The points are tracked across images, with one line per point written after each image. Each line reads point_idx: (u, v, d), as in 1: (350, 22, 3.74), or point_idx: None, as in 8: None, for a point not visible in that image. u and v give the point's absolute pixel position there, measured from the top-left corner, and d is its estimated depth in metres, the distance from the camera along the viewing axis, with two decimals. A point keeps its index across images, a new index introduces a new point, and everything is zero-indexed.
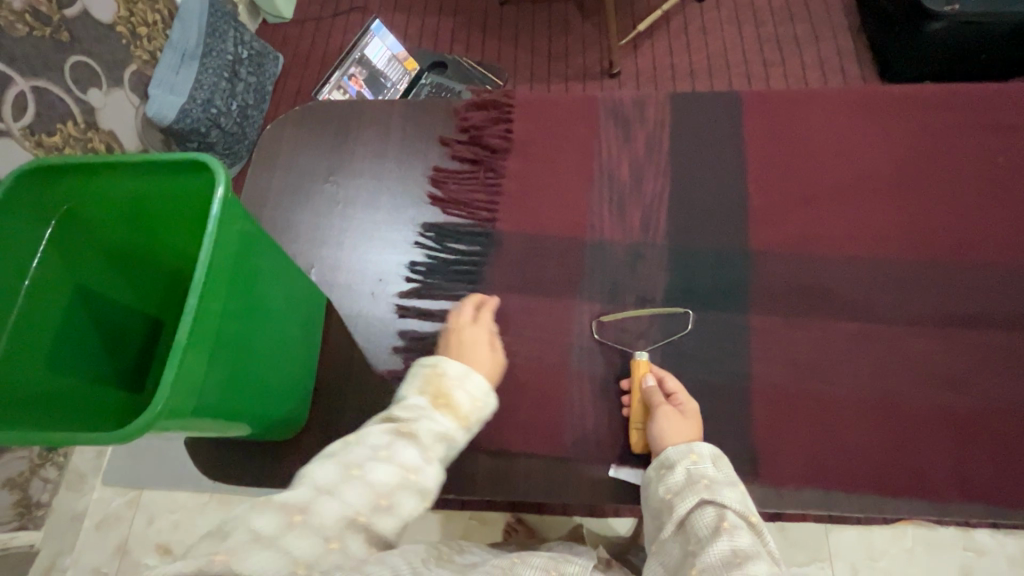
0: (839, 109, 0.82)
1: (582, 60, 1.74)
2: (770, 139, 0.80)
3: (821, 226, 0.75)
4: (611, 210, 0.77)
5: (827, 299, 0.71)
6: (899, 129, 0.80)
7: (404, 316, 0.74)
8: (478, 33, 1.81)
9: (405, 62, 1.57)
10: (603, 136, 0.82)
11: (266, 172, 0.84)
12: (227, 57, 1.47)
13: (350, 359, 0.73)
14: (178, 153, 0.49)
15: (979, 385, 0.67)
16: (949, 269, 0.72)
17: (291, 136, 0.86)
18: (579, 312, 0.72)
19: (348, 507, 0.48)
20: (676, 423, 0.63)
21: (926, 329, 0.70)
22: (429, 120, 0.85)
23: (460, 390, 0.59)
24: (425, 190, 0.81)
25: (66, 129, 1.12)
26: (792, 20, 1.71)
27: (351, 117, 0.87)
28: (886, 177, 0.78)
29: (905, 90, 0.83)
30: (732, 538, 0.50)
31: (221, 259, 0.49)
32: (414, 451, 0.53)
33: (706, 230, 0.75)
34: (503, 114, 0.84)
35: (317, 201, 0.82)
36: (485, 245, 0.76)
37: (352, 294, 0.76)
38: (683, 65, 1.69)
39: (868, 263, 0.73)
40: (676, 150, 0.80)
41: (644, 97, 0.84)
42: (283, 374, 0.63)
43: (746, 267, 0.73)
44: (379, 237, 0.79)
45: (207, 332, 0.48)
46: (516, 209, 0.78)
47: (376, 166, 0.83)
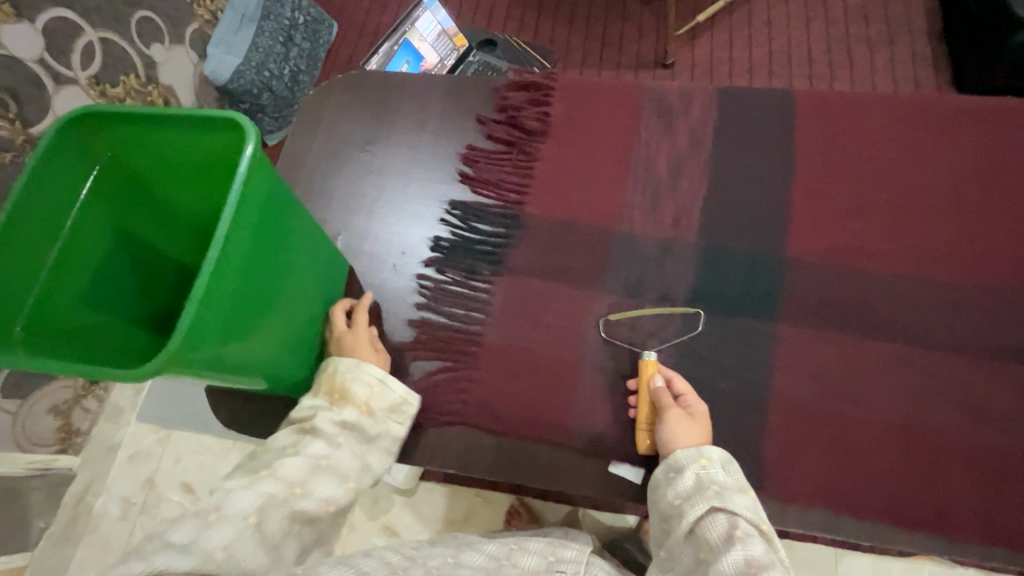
0: (901, 116, 0.77)
1: (636, 47, 1.70)
2: (821, 142, 0.76)
3: (864, 238, 0.71)
4: (644, 203, 0.75)
5: (862, 316, 0.68)
6: (964, 141, 0.75)
7: (421, 290, 0.75)
8: (532, 12, 1.78)
9: (454, 38, 1.61)
10: (643, 126, 0.79)
11: (304, 135, 0.86)
12: (284, 22, 1.49)
13: None
14: (216, 110, 0.50)
15: (1016, 423, 0.63)
16: (1000, 297, 0.68)
17: (332, 101, 0.87)
18: (597, 303, 0.71)
19: (261, 492, 0.54)
20: (688, 427, 0.61)
21: (966, 358, 0.65)
22: (468, 98, 0.85)
23: (356, 382, 0.63)
24: (457, 167, 0.81)
25: (129, 81, 1.17)
26: (867, 18, 1.61)
27: (392, 88, 0.87)
28: (942, 193, 0.73)
29: (977, 100, 0.77)
30: (746, 547, 0.52)
31: (245, 217, 0.50)
32: (321, 445, 0.59)
33: (742, 232, 0.72)
34: (543, 96, 0.83)
35: (350, 168, 0.83)
36: (510, 227, 0.76)
37: (375, 262, 0.77)
38: (742, 60, 1.62)
39: (911, 282, 0.69)
40: (718, 146, 0.77)
41: (691, 87, 0.80)
42: (300, 332, 0.65)
43: (780, 275, 0.70)
44: (407, 210, 0.80)
45: (227, 280, 0.50)
46: (545, 192, 0.77)
47: (411, 138, 0.84)
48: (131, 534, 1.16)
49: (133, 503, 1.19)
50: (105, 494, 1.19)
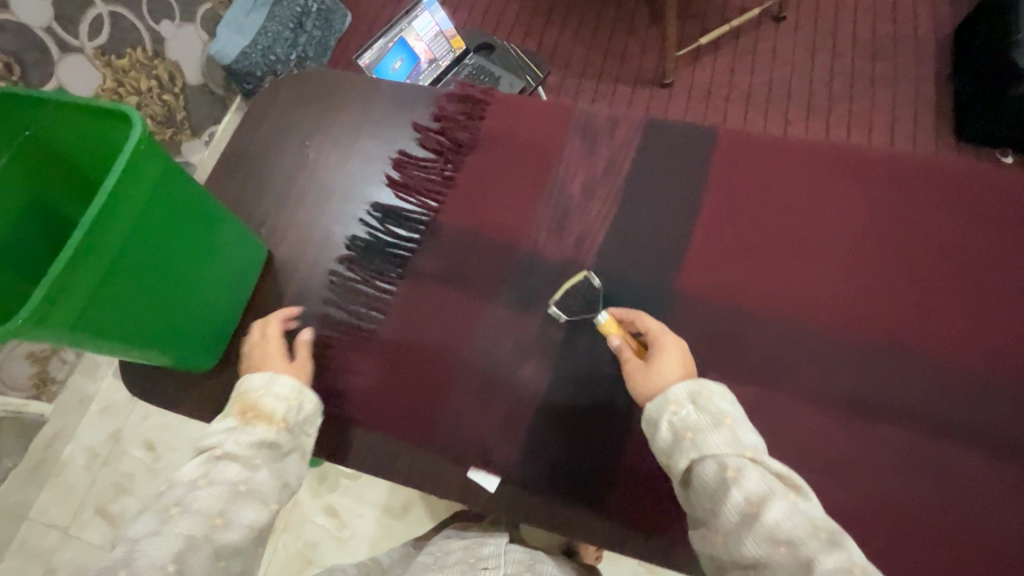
0: (821, 164, 0.77)
1: (638, 63, 1.70)
2: (735, 181, 0.77)
3: (757, 280, 0.72)
4: (552, 222, 0.77)
5: (739, 357, 0.69)
6: (878, 196, 0.75)
7: (328, 284, 0.78)
8: (535, 21, 1.81)
9: (451, 40, 1.65)
10: (565, 148, 0.82)
11: (253, 125, 0.90)
12: (295, 9, 1.53)
13: (271, 311, 0.78)
14: (108, 103, 0.56)
15: (870, 482, 0.63)
16: (880, 355, 0.68)
17: (284, 95, 0.92)
18: (489, 313, 0.74)
19: (181, 534, 0.52)
20: (665, 361, 0.63)
21: (833, 412, 0.66)
22: (408, 105, 0.88)
23: (266, 397, 0.65)
24: (386, 170, 0.84)
25: (135, 54, 1.24)
26: (874, 56, 1.59)
27: (341, 88, 0.91)
28: (844, 245, 0.73)
29: (901, 158, 0.77)
30: (739, 484, 0.53)
31: (119, 200, 0.56)
32: (236, 469, 0.58)
33: (639, 262, 0.74)
34: (479, 110, 0.85)
35: (288, 160, 0.87)
36: (421, 234, 0.79)
37: (293, 252, 0.81)
38: (738, 85, 1.62)
39: (796, 329, 0.69)
40: (635, 175, 0.79)
41: (621, 115, 0.82)
42: (196, 314, 0.69)
43: (669, 307, 0.71)
44: (331, 206, 0.83)
45: (99, 253, 0.55)
46: (461, 204, 0.80)
47: (349, 137, 0.87)
48: (93, 483, 1.23)
49: (97, 454, 1.25)
50: (74, 443, 1.26)
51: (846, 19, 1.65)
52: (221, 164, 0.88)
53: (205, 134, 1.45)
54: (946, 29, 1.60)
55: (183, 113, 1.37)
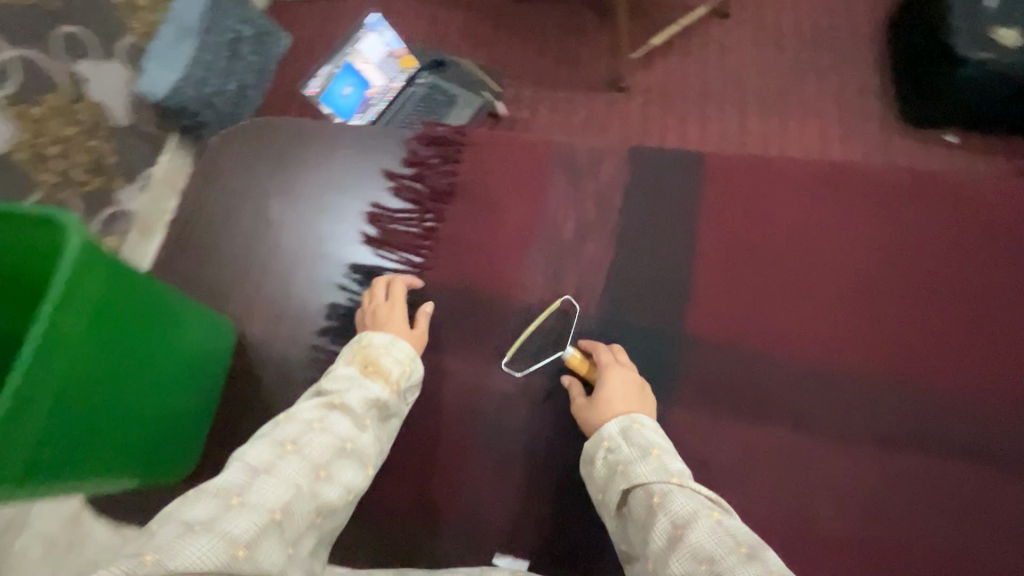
0: (807, 185, 0.76)
1: (592, 69, 1.67)
2: (727, 210, 0.75)
3: (761, 313, 0.70)
4: (546, 270, 0.73)
5: (754, 397, 0.67)
6: (867, 213, 0.74)
7: (311, 362, 0.72)
8: (485, 33, 1.75)
9: (402, 60, 1.57)
10: (549, 189, 0.77)
11: (205, 188, 0.82)
12: (229, 35, 1.36)
13: (253, 399, 0.71)
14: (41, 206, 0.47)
15: (900, 514, 0.62)
16: (892, 379, 0.67)
17: (236, 151, 0.84)
18: (491, 377, 0.69)
19: (287, 481, 0.51)
20: (613, 397, 0.62)
21: (853, 443, 0.65)
22: (375, 152, 0.82)
23: (388, 356, 0.64)
24: (360, 227, 0.78)
25: (52, 99, 1.06)
26: (820, 45, 1.61)
27: (299, 138, 0.84)
28: (841, 267, 0.72)
29: (882, 172, 0.77)
30: (666, 509, 0.51)
31: (66, 319, 0.48)
32: (347, 421, 0.58)
33: (640, 306, 0.71)
34: (454, 153, 0.80)
35: (249, 224, 0.79)
36: (408, 296, 0.73)
37: (267, 329, 0.74)
38: (695, 86, 1.61)
39: (806, 360, 0.68)
40: (624, 211, 0.75)
41: (602, 147, 0.79)
42: (162, 419, 0.62)
43: (678, 350, 0.69)
44: (303, 272, 0.76)
45: (40, 391, 0.47)
46: (447, 259, 0.75)
47: (314, 193, 0.80)
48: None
49: None
50: None
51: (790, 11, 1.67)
52: (174, 235, 0.80)
53: (142, 178, 1.27)
54: (883, 11, 1.63)
55: (114, 158, 1.21)
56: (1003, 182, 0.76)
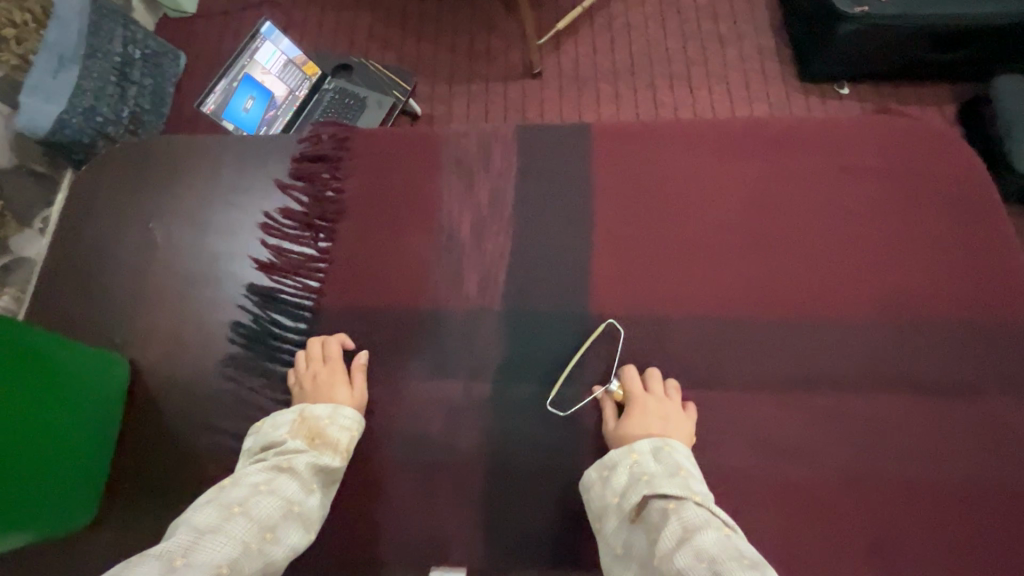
0: (696, 149, 0.79)
1: (503, 58, 1.68)
2: (623, 182, 0.76)
3: (663, 278, 0.72)
4: (449, 265, 0.73)
5: (663, 360, 0.69)
6: (753, 169, 0.77)
7: (216, 385, 0.68)
8: (389, 37, 1.72)
9: (304, 67, 1.55)
10: (447, 183, 0.77)
11: (79, 226, 0.77)
12: (115, 59, 1.29)
13: (156, 433, 0.67)
14: None
15: (808, 450, 0.66)
16: (789, 323, 0.70)
17: (113, 177, 0.80)
18: (403, 388, 0.68)
19: (237, 541, 0.50)
20: (651, 424, 0.63)
21: (759, 390, 0.68)
22: (258, 176, 0.78)
23: (334, 426, 0.62)
24: (251, 253, 0.74)
25: None
26: (717, 17, 1.68)
27: (179, 156, 0.80)
28: (734, 223, 0.75)
29: (764, 128, 0.80)
30: (680, 515, 0.53)
31: None
32: (295, 485, 0.57)
33: (547, 289, 0.72)
34: (340, 166, 0.78)
35: (134, 250, 0.75)
36: (313, 301, 0.72)
37: (163, 359, 0.70)
38: (604, 65, 1.64)
39: (709, 317, 0.70)
40: (523, 197, 0.76)
41: (496, 138, 0.80)
42: (47, 466, 0.59)
43: (587, 326, 0.70)
44: (198, 293, 0.73)
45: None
46: (346, 276, 0.73)
47: (201, 210, 0.77)
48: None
49: None
50: None
51: None
52: (49, 281, 0.74)
53: (39, 220, 1.18)
54: None
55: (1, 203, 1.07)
56: (874, 124, 0.80)
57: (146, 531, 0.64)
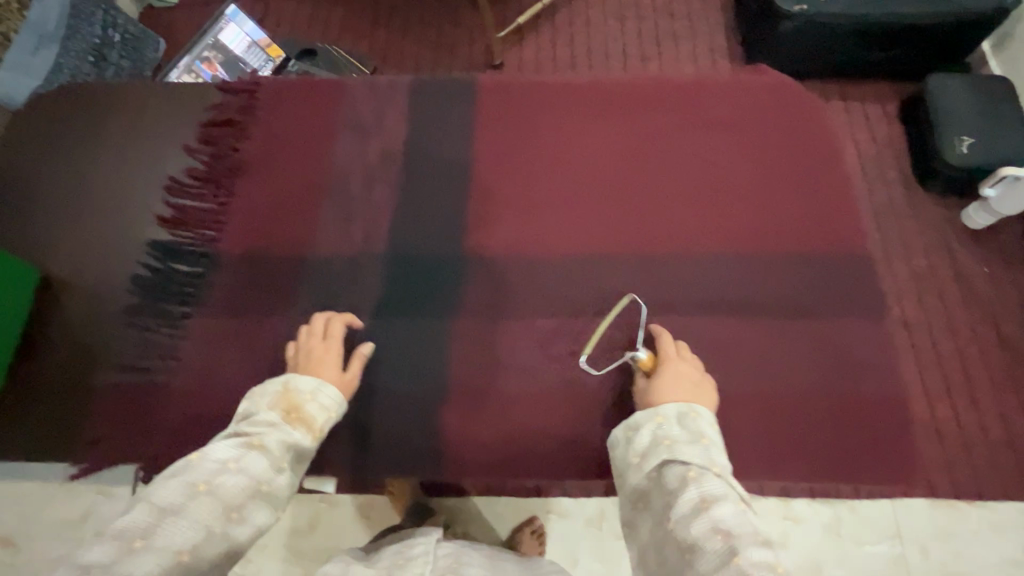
0: (590, 106, 0.85)
1: (466, 50, 1.77)
2: (517, 134, 0.82)
3: (547, 218, 0.78)
4: (342, 200, 0.76)
5: (541, 291, 0.74)
6: (639, 125, 0.84)
7: (120, 299, 0.73)
8: (358, 32, 1.81)
9: (268, 49, 1.61)
10: (346, 128, 0.80)
11: (13, 150, 0.84)
12: (94, 41, 1.31)
13: (57, 340, 0.72)
14: None
15: (665, 372, 0.71)
16: (656, 261, 0.76)
17: (43, 114, 0.86)
18: (281, 320, 0.71)
19: (198, 524, 0.49)
20: (679, 383, 0.65)
21: (626, 320, 0.74)
22: (173, 123, 0.84)
23: (312, 404, 0.62)
24: (155, 210, 0.78)
25: None
26: (671, 16, 1.77)
27: (103, 97, 0.87)
28: (617, 172, 0.81)
29: (657, 88, 0.86)
30: (699, 483, 0.54)
31: None
32: (266, 463, 0.56)
33: (434, 224, 0.76)
34: (243, 129, 0.81)
35: (56, 179, 0.81)
36: (216, 227, 0.76)
37: (71, 275, 0.75)
38: (561, 58, 1.73)
39: (586, 253, 0.76)
40: (420, 142, 0.80)
41: (401, 89, 0.84)
42: None
43: (471, 262, 0.75)
44: (110, 219, 0.78)
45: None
46: (246, 203, 0.77)
47: (120, 145, 0.83)
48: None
49: None
50: None
51: None
52: None
53: None
54: None
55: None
56: (757, 88, 0.86)
57: (39, 428, 0.69)
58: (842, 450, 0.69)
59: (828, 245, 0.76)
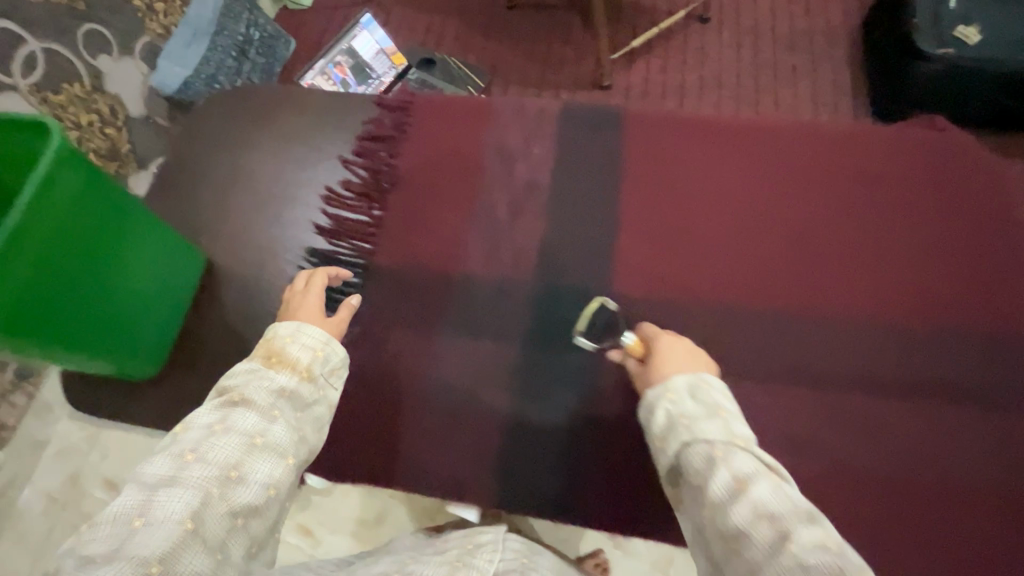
0: (740, 148, 0.82)
1: (575, 70, 1.78)
2: (664, 171, 0.81)
3: (693, 262, 0.75)
4: (491, 223, 0.79)
5: (682, 336, 0.71)
6: (795, 173, 0.80)
7: (277, 292, 0.79)
8: (471, 45, 1.86)
9: (393, 57, 1.70)
10: (495, 153, 0.84)
11: (188, 145, 0.92)
12: (238, 37, 1.47)
13: (221, 324, 0.78)
14: (21, 113, 0.55)
15: (813, 438, 0.67)
16: (809, 320, 0.71)
17: (218, 111, 0.95)
18: (420, 334, 0.74)
19: (194, 488, 0.51)
20: (691, 369, 0.61)
21: (772, 379, 0.70)
22: (334, 133, 0.90)
23: (295, 344, 0.65)
24: (314, 213, 0.84)
25: (71, 90, 1.17)
26: (793, 49, 1.70)
27: (273, 102, 0.95)
28: (770, 219, 0.77)
29: (812, 137, 0.82)
30: (728, 463, 0.50)
31: (48, 204, 0.56)
32: (252, 416, 0.58)
33: (579, 255, 0.76)
34: (396, 146, 0.87)
35: (225, 172, 0.89)
36: (367, 236, 0.81)
37: (233, 264, 0.81)
38: (672, 84, 1.70)
39: (733, 303, 0.73)
40: (566, 172, 0.82)
41: (547, 120, 0.86)
42: (134, 319, 0.69)
43: (612, 299, 0.74)
44: (272, 215, 0.84)
45: (29, 250, 0.55)
46: (399, 216, 0.81)
47: (284, 147, 0.90)
48: (51, 531, 1.06)
49: (55, 500, 1.09)
50: (29, 488, 1.09)
51: (765, 16, 1.75)
52: (157, 184, 0.89)
53: (152, 165, 1.39)
54: (855, 20, 1.73)
55: (127, 146, 1.31)
56: (924, 145, 0.81)
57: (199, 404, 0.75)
58: (1014, 549, 0.62)
59: (999, 322, 0.71)
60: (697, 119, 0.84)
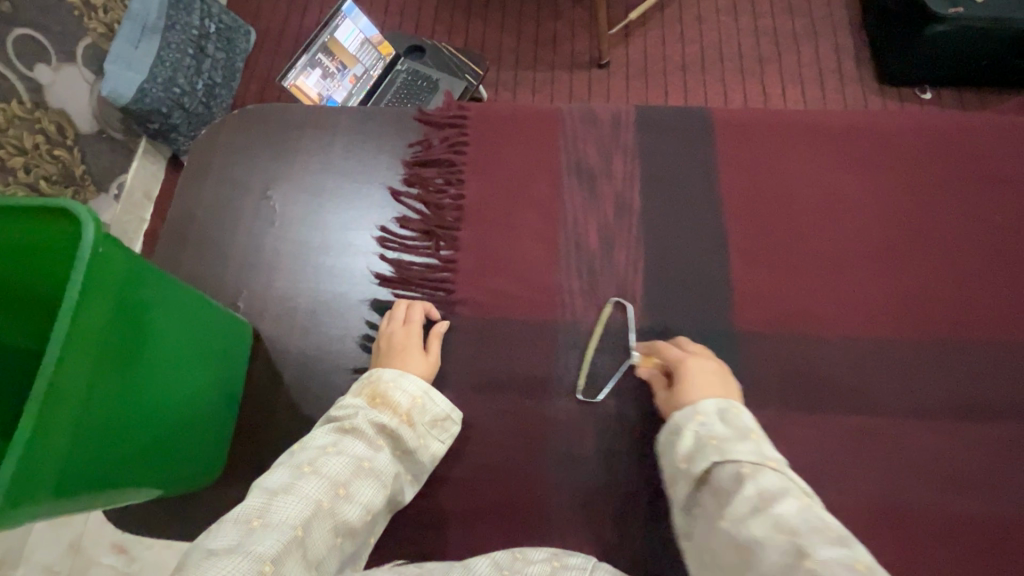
0: (839, 156, 0.74)
1: (570, 47, 1.52)
2: (764, 188, 0.72)
3: (815, 290, 0.67)
4: (581, 264, 0.69)
5: (820, 378, 0.63)
6: (904, 181, 0.73)
7: (341, 360, 0.67)
8: (438, 22, 1.58)
9: (380, 47, 1.35)
10: (571, 182, 0.74)
11: (198, 186, 0.77)
12: (193, 31, 1.25)
13: (283, 409, 0.66)
14: (47, 201, 0.44)
15: (989, 480, 0.59)
16: (952, 347, 0.64)
17: (226, 142, 0.80)
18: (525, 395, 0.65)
19: (308, 499, 0.49)
20: (704, 375, 0.57)
21: (927, 419, 0.62)
22: (374, 161, 0.77)
23: (397, 391, 0.59)
24: (368, 260, 0.72)
25: (9, 109, 0.94)
26: (791, 13, 1.51)
27: (293, 126, 0.80)
28: (888, 233, 0.70)
29: (913, 138, 0.75)
30: (756, 481, 0.46)
31: (91, 321, 0.44)
32: (362, 444, 0.54)
33: (688, 295, 0.68)
34: (455, 172, 0.75)
35: (250, 217, 0.75)
36: (438, 285, 0.69)
37: (283, 332, 0.69)
38: (675, 57, 1.49)
39: (867, 338, 0.65)
40: (653, 199, 0.72)
41: (621, 139, 0.76)
42: (190, 428, 0.58)
43: (734, 342, 0.65)
44: (319, 266, 0.72)
45: (73, 398, 0.43)
46: (474, 261, 0.70)
47: (318, 181, 0.76)
48: None
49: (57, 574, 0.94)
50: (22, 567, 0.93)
51: None
52: (169, 235, 0.75)
53: (114, 186, 1.18)
54: None
55: (83, 168, 1.10)
56: None
57: None
58: None
59: None
60: (791, 119, 0.76)
